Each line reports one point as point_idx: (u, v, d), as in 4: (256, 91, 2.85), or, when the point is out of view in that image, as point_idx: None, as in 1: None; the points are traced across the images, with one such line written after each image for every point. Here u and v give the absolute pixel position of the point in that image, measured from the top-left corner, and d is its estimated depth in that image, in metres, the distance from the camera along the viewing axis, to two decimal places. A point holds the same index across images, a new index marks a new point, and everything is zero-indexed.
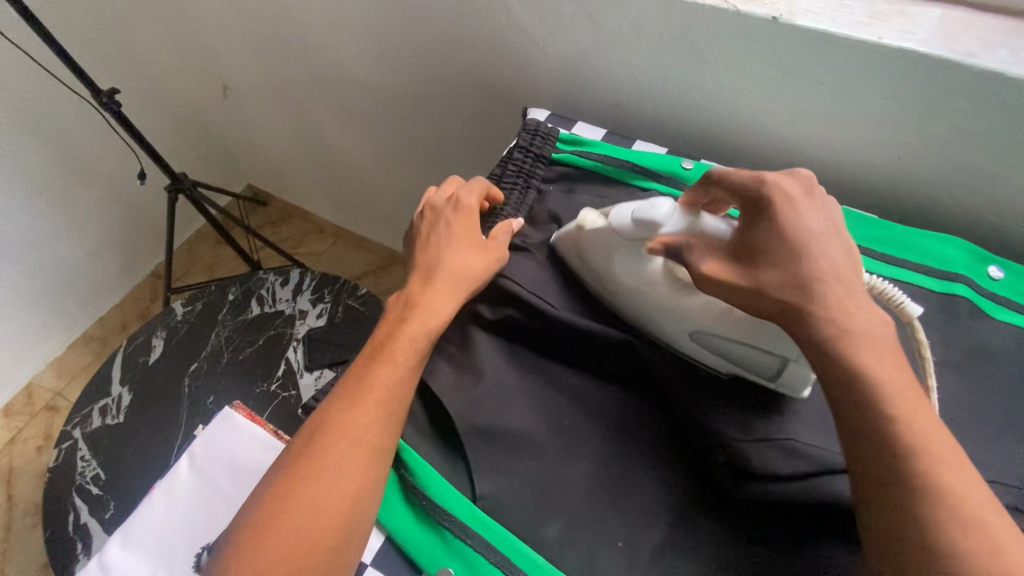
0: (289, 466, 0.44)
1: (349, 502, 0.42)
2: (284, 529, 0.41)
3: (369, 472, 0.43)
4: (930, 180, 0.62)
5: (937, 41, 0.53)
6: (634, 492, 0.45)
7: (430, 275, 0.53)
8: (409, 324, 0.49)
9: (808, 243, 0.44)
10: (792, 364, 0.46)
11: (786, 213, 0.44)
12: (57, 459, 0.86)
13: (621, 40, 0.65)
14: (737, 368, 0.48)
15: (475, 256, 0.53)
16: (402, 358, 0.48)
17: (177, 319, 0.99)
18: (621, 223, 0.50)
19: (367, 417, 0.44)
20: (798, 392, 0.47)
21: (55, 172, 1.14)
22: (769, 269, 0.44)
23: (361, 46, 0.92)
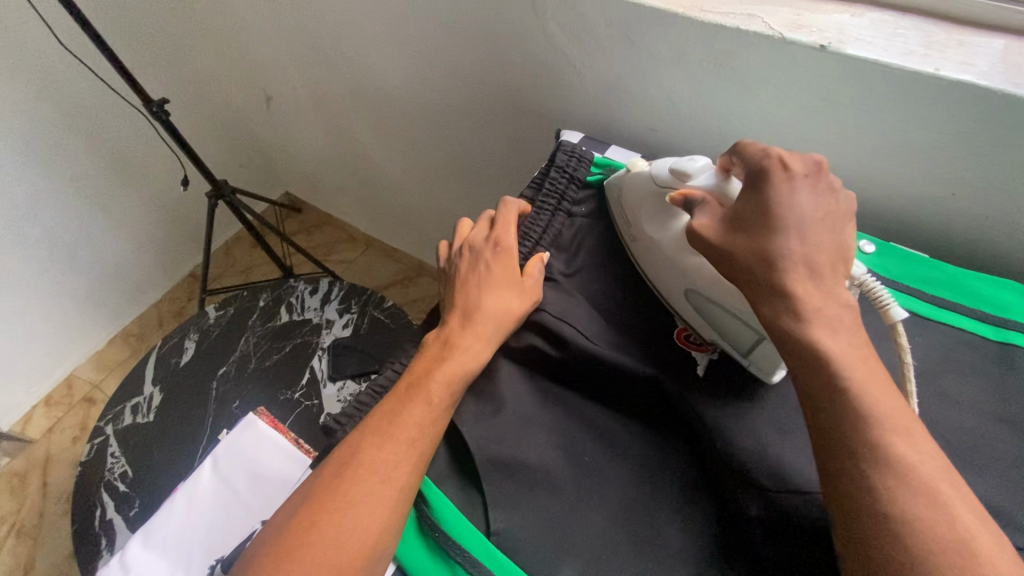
0: (312, 496, 0.43)
1: (372, 540, 0.41)
2: (307, 568, 0.40)
3: (395, 512, 0.42)
4: (984, 218, 0.58)
5: (1001, 75, 0.50)
6: (656, 540, 0.43)
7: (469, 316, 0.51)
8: (444, 362, 0.48)
9: (794, 220, 0.43)
10: (762, 344, 0.47)
11: (778, 186, 0.44)
12: (89, 454, 0.88)
13: (660, 64, 0.64)
14: (719, 339, 0.50)
15: (516, 296, 0.52)
16: (437, 399, 0.46)
17: (210, 322, 1.01)
18: (657, 171, 0.52)
19: (397, 456, 0.44)
20: (768, 374, 0.48)
21: (104, 174, 1.19)
22: (742, 237, 0.44)
23: (400, 62, 0.93)
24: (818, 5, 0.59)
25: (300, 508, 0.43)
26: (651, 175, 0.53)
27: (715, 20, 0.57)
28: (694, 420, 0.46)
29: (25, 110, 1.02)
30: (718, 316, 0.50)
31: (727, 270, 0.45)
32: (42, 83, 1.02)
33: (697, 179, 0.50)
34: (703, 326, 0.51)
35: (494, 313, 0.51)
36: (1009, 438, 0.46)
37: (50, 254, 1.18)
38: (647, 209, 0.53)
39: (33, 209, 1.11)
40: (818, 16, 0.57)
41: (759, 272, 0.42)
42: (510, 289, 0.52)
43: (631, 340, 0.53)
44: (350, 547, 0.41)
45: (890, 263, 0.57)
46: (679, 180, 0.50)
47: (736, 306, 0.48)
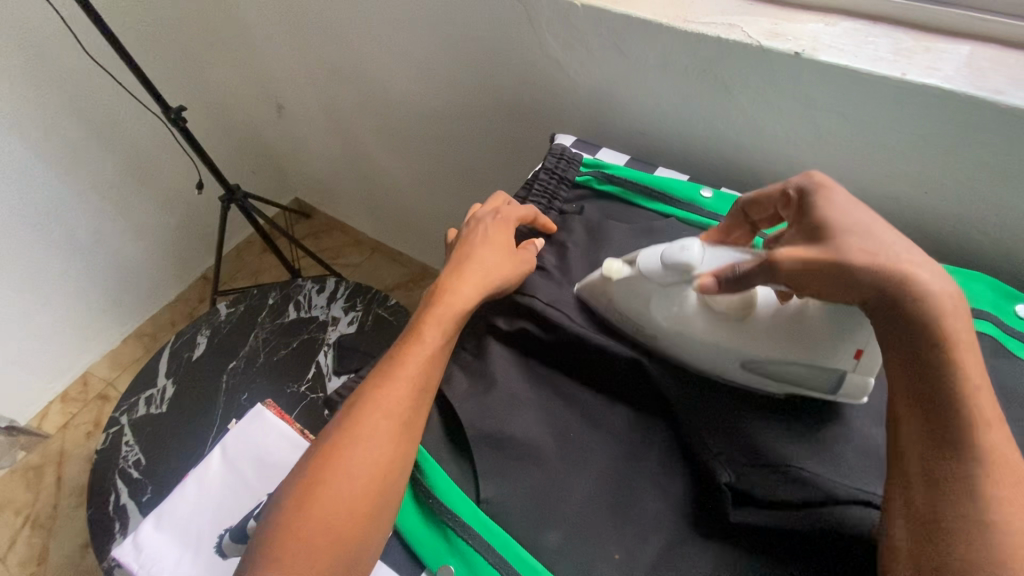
0: (328, 433, 0.48)
1: (380, 463, 0.46)
2: (327, 493, 0.45)
3: (400, 438, 0.47)
4: (956, 216, 0.61)
5: (963, 79, 0.53)
6: (634, 507, 0.46)
7: (459, 271, 0.56)
8: (438, 311, 0.53)
9: (879, 223, 0.43)
10: (846, 377, 0.46)
11: (830, 191, 0.45)
12: (104, 442, 0.92)
13: (648, 72, 0.68)
14: (792, 389, 0.48)
15: (502, 255, 0.57)
16: (429, 339, 0.51)
17: (221, 319, 1.05)
18: (654, 268, 0.51)
19: (397, 390, 0.48)
20: (858, 399, 0.47)
21: (123, 178, 1.25)
22: (841, 237, 0.42)
23: (405, 71, 0.98)
24: (795, 16, 0.62)
25: (316, 449, 0.48)
26: (649, 276, 0.51)
27: (698, 30, 0.61)
28: (672, 397, 0.49)
29: (50, 115, 1.08)
30: (784, 371, 0.48)
31: (848, 284, 0.41)
32: (68, 91, 1.08)
33: (703, 266, 0.49)
34: (773, 387, 0.49)
35: (483, 268, 0.56)
36: None
37: (70, 254, 1.23)
38: (662, 297, 0.51)
39: (55, 210, 1.16)
40: (794, 26, 0.61)
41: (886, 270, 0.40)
42: (499, 251, 0.57)
43: (615, 324, 0.56)
44: (361, 475, 0.45)
45: None
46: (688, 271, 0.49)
47: (811, 344, 0.47)
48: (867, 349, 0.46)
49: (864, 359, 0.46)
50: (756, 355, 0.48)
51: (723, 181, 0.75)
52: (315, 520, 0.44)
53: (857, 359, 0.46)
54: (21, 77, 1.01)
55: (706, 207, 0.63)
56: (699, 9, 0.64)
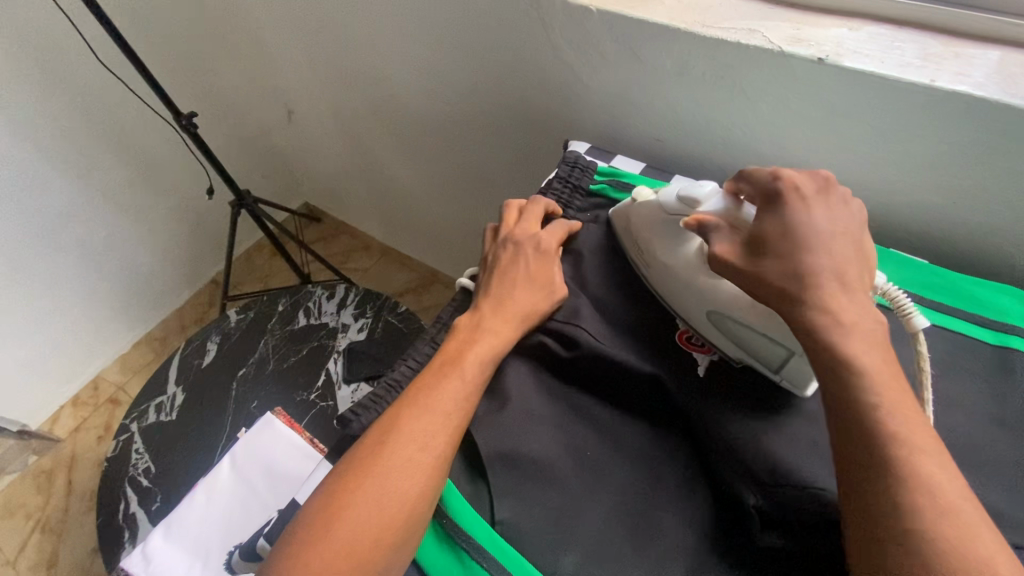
0: (355, 460, 0.45)
1: (411, 504, 0.43)
2: (353, 529, 0.42)
3: (433, 478, 0.44)
4: (985, 225, 0.59)
5: (994, 85, 0.51)
6: (657, 531, 0.44)
7: (499, 302, 0.53)
8: (480, 342, 0.51)
9: (813, 238, 0.44)
10: (792, 360, 0.47)
11: (791, 203, 0.46)
12: (114, 450, 0.92)
13: (664, 78, 0.67)
14: (746, 356, 0.50)
15: (543, 290, 0.55)
16: (470, 375, 0.49)
17: (231, 325, 1.05)
18: (666, 199, 0.54)
19: (435, 426, 0.46)
20: (801, 389, 0.48)
21: (133, 183, 1.25)
22: (769, 255, 0.45)
23: (416, 76, 0.97)
24: (817, 19, 0.61)
25: (337, 477, 0.44)
26: (660, 203, 0.55)
27: (716, 35, 0.60)
28: (694, 416, 0.48)
29: (60, 121, 1.08)
30: (742, 334, 0.50)
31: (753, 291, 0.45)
32: (79, 97, 1.08)
33: (707, 205, 0.52)
34: (729, 345, 0.51)
35: (525, 300, 0.54)
36: (1007, 441, 0.47)
37: (80, 259, 1.24)
38: (659, 240, 0.55)
39: (66, 215, 1.17)
40: (816, 30, 0.59)
41: (795, 290, 0.43)
42: (543, 282, 0.55)
43: (634, 338, 0.54)
44: (388, 514, 0.42)
45: (888, 269, 0.58)
46: (688, 206, 0.52)
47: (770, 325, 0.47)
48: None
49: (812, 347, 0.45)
50: (718, 312, 0.50)
51: None
52: (336, 558, 0.41)
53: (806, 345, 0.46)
54: (32, 83, 1.01)
55: None
56: (717, 14, 0.63)
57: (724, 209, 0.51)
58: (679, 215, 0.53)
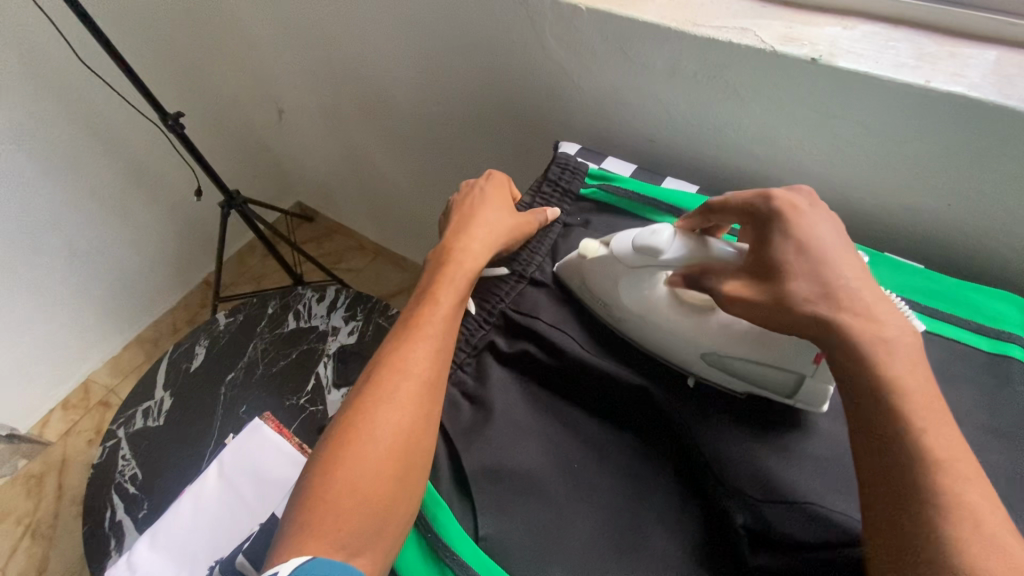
0: (350, 401, 0.47)
1: (406, 421, 0.45)
2: (357, 458, 0.43)
3: (422, 395, 0.46)
4: (983, 228, 0.58)
5: (991, 86, 0.50)
6: (644, 549, 0.43)
7: (462, 233, 0.56)
8: (451, 271, 0.53)
9: (827, 254, 0.43)
10: (806, 381, 0.45)
11: (797, 217, 0.44)
12: (101, 456, 0.91)
13: (656, 77, 0.65)
14: (753, 387, 0.48)
15: (504, 215, 0.58)
16: (443, 298, 0.51)
17: (220, 328, 1.04)
18: (624, 252, 0.51)
19: (416, 349, 0.48)
20: (818, 405, 0.47)
21: (122, 186, 1.24)
22: (793, 279, 0.42)
23: (405, 73, 0.95)
24: (811, 18, 0.59)
25: (335, 425, 0.46)
26: (619, 259, 0.51)
27: (710, 35, 0.58)
28: (681, 430, 0.47)
29: (44, 123, 1.06)
30: (742, 367, 0.48)
31: (781, 327, 0.43)
32: (65, 98, 1.06)
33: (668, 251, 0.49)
34: (733, 381, 0.49)
35: (493, 233, 0.56)
36: (1003, 452, 0.46)
37: (68, 262, 1.22)
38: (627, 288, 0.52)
39: (53, 217, 1.15)
40: (810, 29, 0.58)
41: (812, 308, 0.41)
42: (509, 218, 0.58)
43: (624, 346, 0.53)
44: (385, 437, 0.44)
45: (883, 275, 0.57)
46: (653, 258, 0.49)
47: (757, 346, 0.47)
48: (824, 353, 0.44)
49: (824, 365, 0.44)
50: (718, 351, 0.48)
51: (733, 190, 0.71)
52: (345, 486, 0.42)
53: (817, 365, 0.45)
54: (17, 84, 1.00)
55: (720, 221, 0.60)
56: (709, 12, 0.61)
57: (686, 252, 0.48)
58: (647, 265, 0.50)
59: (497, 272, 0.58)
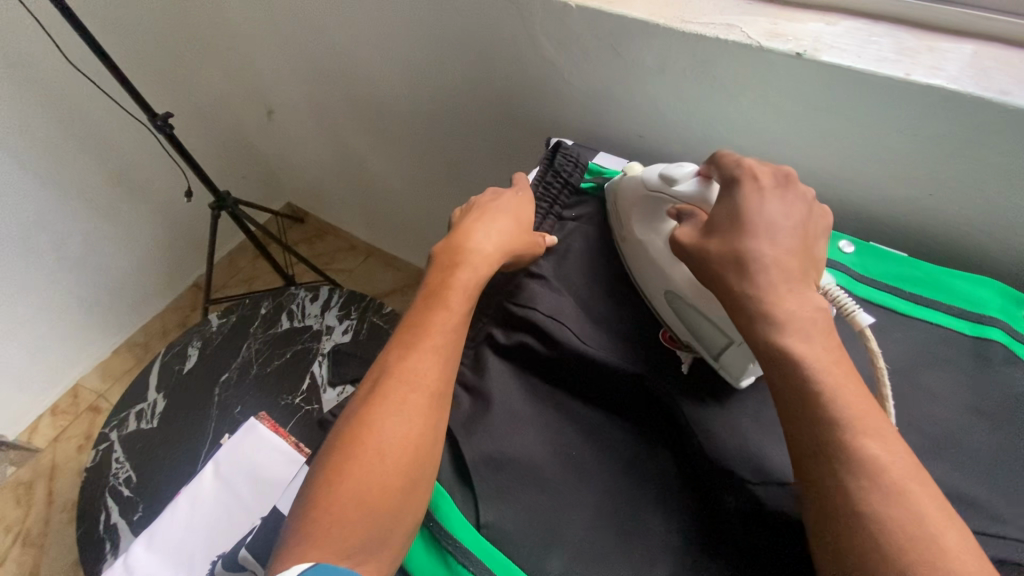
0: (355, 411, 0.46)
1: (415, 433, 0.45)
2: (365, 471, 0.43)
3: (430, 408, 0.46)
4: (961, 216, 0.60)
5: (969, 79, 0.52)
6: (643, 533, 0.44)
7: (469, 243, 0.56)
8: (459, 282, 0.53)
9: (758, 226, 0.44)
10: (731, 347, 0.48)
11: (746, 196, 0.45)
12: (94, 459, 0.90)
13: (645, 73, 0.66)
14: (693, 339, 0.52)
15: (511, 228, 0.58)
16: (452, 310, 0.51)
17: (213, 329, 1.03)
18: (648, 177, 0.54)
19: (425, 361, 0.48)
20: (737, 379, 0.49)
21: (110, 188, 1.23)
22: (715, 239, 0.45)
23: (396, 73, 0.95)
24: (795, 14, 0.61)
25: (338, 435, 0.45)
26: (643, 180, 0.55)
27: (697, 31, 0.60)
28: (676, 416, 0.48)
29: (30, 125, 1.05)
30: (689, 314, 0.52)
31: (698, 274, 0.47)
32: (51, 100, 1.05)
33: (683, 184, 0.51)
34: (681, 326, 0.53)
35: (500, 245, 0.56)
36: (984, 430, 0.48)
37: (56, 266, 1.21)
38: (637, 213, 0.56)
39: (40, 220, 1.14)
40: (794, 25, 0.59)
41: (734, 278, 0.43)
42: (520, 230, 0.58)
43: (617, 336, 0.54)
44: (395, 449, 0.44)
45: (867, 263, 0.58)
46: (666, 185, 0.52)
47: (706, 299, 0.50)
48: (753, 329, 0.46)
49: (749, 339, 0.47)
50: (675, 292, 0.52)
51: None
52: (353, 499, 0.42)
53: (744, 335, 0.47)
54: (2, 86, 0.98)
55: None
56: (696, 9, 0.62)
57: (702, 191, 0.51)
58: (660, 195, 0.53)
59: None
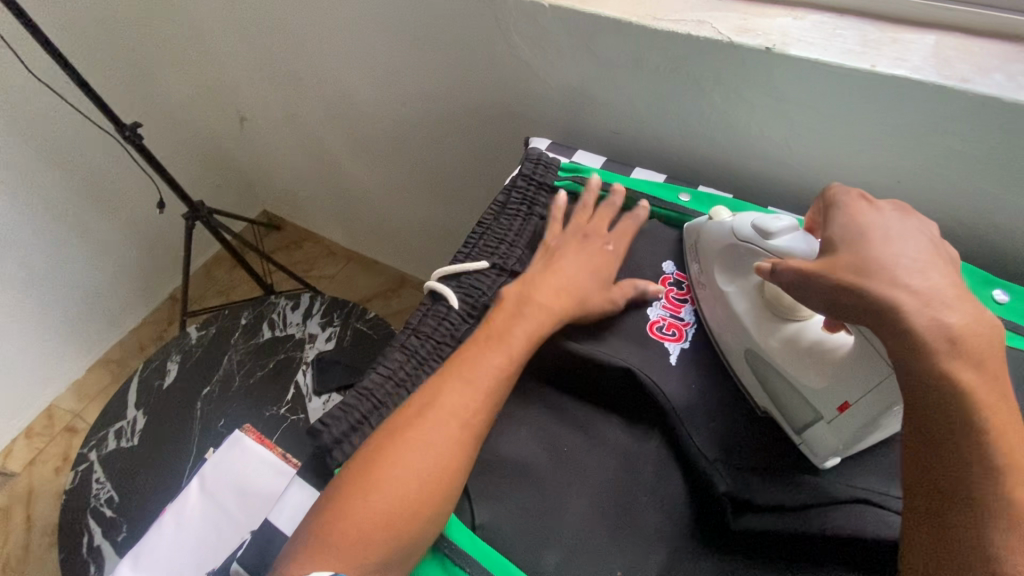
0: (392, 428, 0.45)
1: (446, 471, 0.43)
2: (388, 495, 0.42)
3: (466, 449, 0.44)
4: (931, 202, 0.61)
5: (931, 68, 0.54)
6: (636, 522, 0.45)
7: (544, 279, 0.53)
8: (523, 320, 0.49)
9: (889, 239, 0.40)
10: (820, 423, 0.44)
11: (859, 211, 0.43)
12: (73, 481, 0.88)
13: (620, 70, 0.67)
14: (772, 408, 0.47)
15: (592, 273, 0.54)
16: (512, 352, 0.48)
17: (192, 342, 1.01)
18: (740, 227, 0.50)
19: (472, 398, 0.45)
20: (820, 459, 0.44)
21: (79, 202, 1.19)
22: (845, 253, 0.40)
23: (370, 76, 0.95)
24: (763, 9, 0.62)
25: (370, 447, 0.44)
26: (732, 228, 0.51)
27: (670, 27, 0.61)
28: (665, 408, 0.47)
29: None
30: (772, 380, 0.47)
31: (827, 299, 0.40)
32: (13, 113, 1.02)
33: (779, 238, 0.47)
34: (758, 392, 0.48)
35: (574, 288, 0.52)
36: None
37: (24, 284, 1.17)
38: (721, 261, 0.52)
39: (5, 237, 1.10)
40: (763, 20, 0.60)
41: (889, 292, 0.37)
42: (600, 283, 0.53)
43: (606, 330, 0.53)
44: (422, 480, 0.42)
45: None
46: (759, 236, 0.48)
47: (798, 366, 0.45)
48: (853, 407, 0.42)
49: (844, 419, 0.43)
50: (755, 351, 0.48)
51: (697, 178, 0.74)
52: (369, 519, 0.41)
53: (839, 414, 0.43)
54: None
55: (687, 207, 0.62)
56: (668, 6, 0.63)
57: (800, 244, 0.46)
58: (751, 246, 0.49)
59: (476, 266, 0.58)
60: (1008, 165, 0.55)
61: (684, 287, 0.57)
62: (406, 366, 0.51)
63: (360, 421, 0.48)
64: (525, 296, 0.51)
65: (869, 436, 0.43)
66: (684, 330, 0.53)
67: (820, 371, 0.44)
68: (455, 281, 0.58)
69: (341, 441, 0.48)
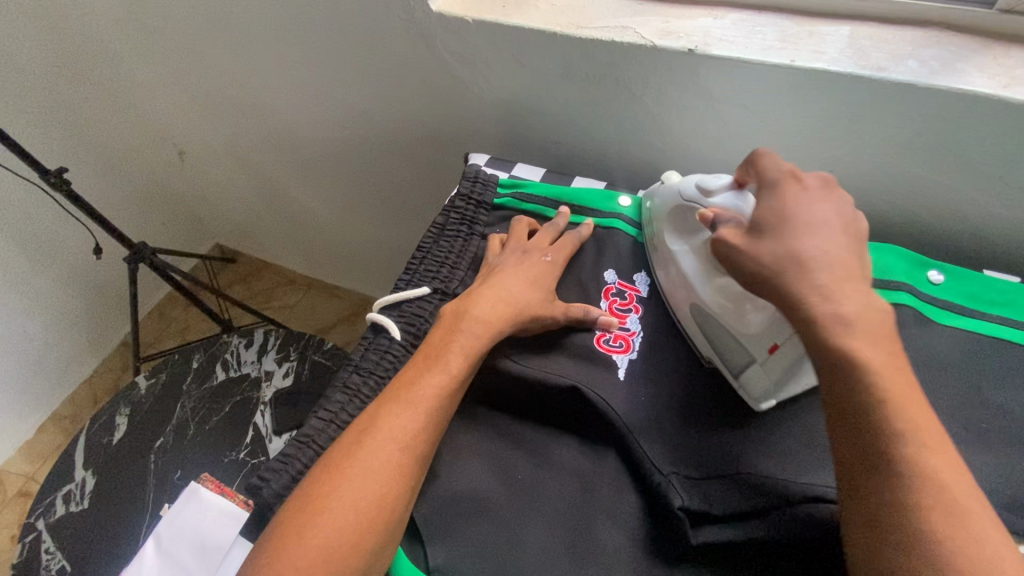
0: (332, 459, 0.42)
1: (387, 500, 0.41)
2: (327, 530, 0.39)
3: (409, 476, 0.42)
4: (862, 189, 0.62)
5: (847, 59, 0.54)
6: (597, 548, 0.43)
7: (484, 293, 0.51)
8: (463, 336, 0.48)
9: (807, 226, 0.41)
10: (755, 366, 0.47)
11: (788, 192, 0.43)
12: (21, 554, 0.83)
13: (552, 81, 0.67)
14: (715, 358, 0.50)
15: (533, 286, 0.52)
16: (453, 371, 0.46)
17: (141, 393, 0.96)
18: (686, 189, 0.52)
19: (413, 421, 0.44)
20: (755, 401, 0.47)
21: (12, 256, 1.13)
22: (769, 240, 0.41)
23: (308, 103, 0.92)
24: (684, 11, 0.62)
25: (308, 481, 0.42)
26: (679, 190, 0.53)
27: (593, 35, 0.60)
28: (616, 425, 0.46)
29: None
30: (715, 331, 0.49)
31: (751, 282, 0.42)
32: None
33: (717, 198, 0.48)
34: (702, 343, 0.51)
35: (514, 302, 0.51)
36: None
37: None
38: (670, 222, 0.54)
39: None
40: (684, 22, 0.61)
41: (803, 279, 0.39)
42: (541, 298, 0.52)
43: (551, 346, 0.52)
44: (362, 513, 0.40)
45: None
46: (701, 198, 0.50)
47: (735, 320, 0.47)
48: (782, 348, 0.45)
49: (775, 359, 0.45)
50: (700, 305, 0.50)
51: (639, 181, 0.74)
52: (306, 559, 0.38)
53: (770, 354, 0.46)
54: None
55: (629, 214, 0.61)
56: (592, 13, 0.63)
57: (738, 202, 0.47)
58: (693, 206, 0.51)
59: (417, 292, 0.56)
60: (931, 148, 0.56)
61: (627, 296, 0.56)
62: (349, 407, 0.50)
63: (300, 471, 0.47)
64: (464, 310, 0.50)
65: (799, 378, 0.46)
66: (630, 341, 0.52)
67: (753, 318, 0.46)
68: (396, 311, 0.56)
69: (283, 496, 0.46)
